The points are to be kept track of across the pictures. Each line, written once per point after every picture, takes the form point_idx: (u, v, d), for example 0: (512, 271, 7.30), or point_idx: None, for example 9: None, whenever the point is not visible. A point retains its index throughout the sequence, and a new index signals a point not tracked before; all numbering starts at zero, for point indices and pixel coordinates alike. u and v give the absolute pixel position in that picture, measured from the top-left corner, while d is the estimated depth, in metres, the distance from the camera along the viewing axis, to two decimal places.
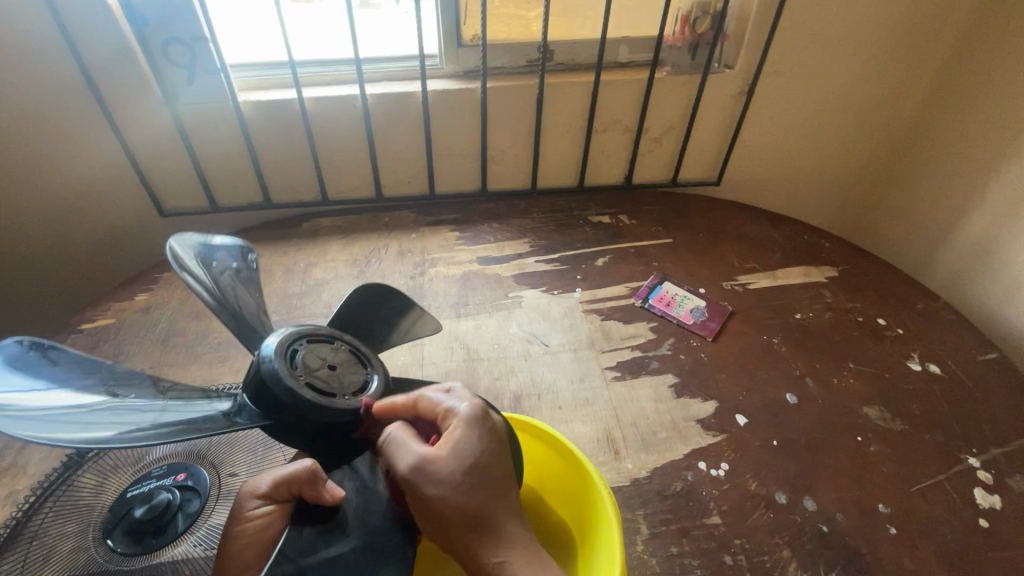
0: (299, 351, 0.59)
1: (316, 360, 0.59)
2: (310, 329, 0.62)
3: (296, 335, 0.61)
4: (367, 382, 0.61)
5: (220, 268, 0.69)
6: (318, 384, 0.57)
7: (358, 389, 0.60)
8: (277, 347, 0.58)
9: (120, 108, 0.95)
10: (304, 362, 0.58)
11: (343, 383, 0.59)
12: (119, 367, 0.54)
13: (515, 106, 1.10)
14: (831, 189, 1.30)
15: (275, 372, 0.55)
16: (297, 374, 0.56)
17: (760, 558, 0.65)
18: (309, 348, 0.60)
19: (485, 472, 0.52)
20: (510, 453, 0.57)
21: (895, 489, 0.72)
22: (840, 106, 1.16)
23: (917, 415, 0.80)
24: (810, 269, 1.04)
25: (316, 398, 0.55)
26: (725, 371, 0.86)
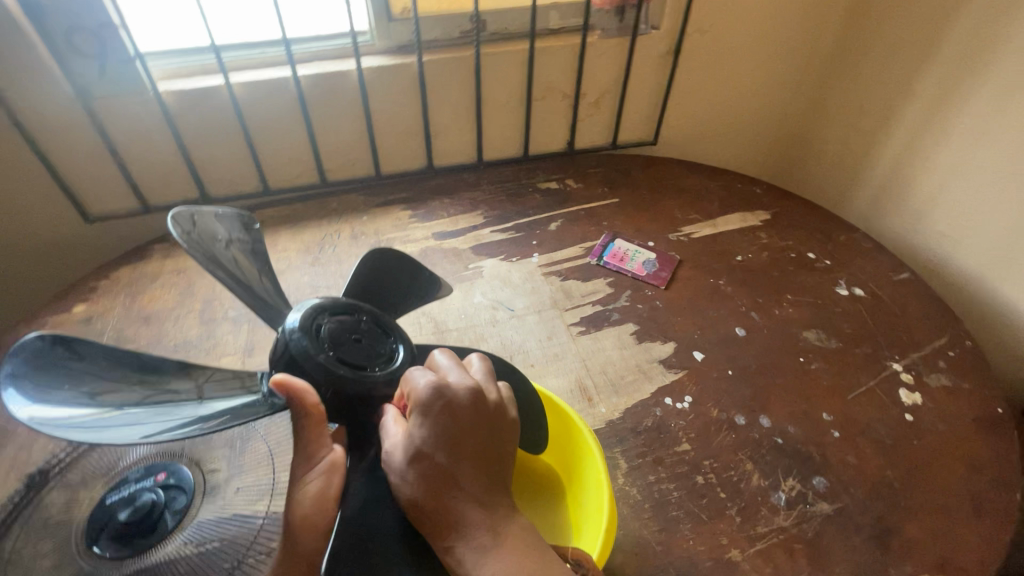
0: (325, 326, 0.58)
1: (343, 333, 0.59)
2: (331, 302, 0.61)
3: (319, 309, 0.60)
4: (394, 351, 0.61)
5: (229, 242, 0.64)
6: (348, 359, 0.57)
7: (389, 359, 0.60)
8: (303, 324, 0.58)
9: (26, 108, 0.88)
10: (331, 338, 0.58)
11: (372, 355, 0.59)
12: (146, 355, 0.51)
13: (453, 79, 1.09)
14: (758, 142, 1.39)
15: (305, 351, 0.56)
16: (326, 350, 0.57)
17: (727, 474, 0.72)
18: (333, 321, 0.59)
19: (430, 467, 0.51)
20: (485, 431, 0.53)
21: (835, 398, 0.81)
22: (759, 60, 1.24)
23: (848, 333, 0.90)
24: (745, 215, 1.12)
25: (350, 373, 0.56)
26: (680, 314, 0.92)
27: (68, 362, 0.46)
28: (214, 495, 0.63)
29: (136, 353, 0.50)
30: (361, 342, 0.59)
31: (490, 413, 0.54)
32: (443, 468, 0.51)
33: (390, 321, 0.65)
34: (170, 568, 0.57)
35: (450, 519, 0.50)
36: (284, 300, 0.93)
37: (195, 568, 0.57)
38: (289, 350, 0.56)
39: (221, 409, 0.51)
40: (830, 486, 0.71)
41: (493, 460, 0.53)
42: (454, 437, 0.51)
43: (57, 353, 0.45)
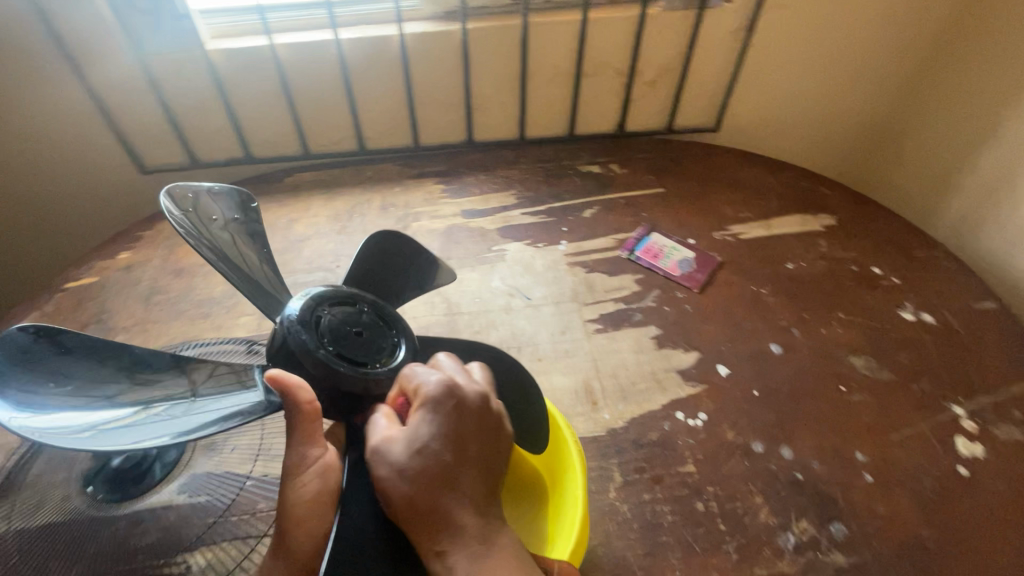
0: (325, 318, 0.58)
1: (343, 326, 0.58)
2: (331, 293, 0.60)
3: (319, 300, 0.59)
4: (395, 347, 0.59)
5: (223, 223, 0.66)
6: (348, 354, 0.56)
7: (392, 354, 0.59)
8: (302, 316, 0.57)
9: (88, 62, 0.92)
10: (332, 331, 0.57)
11: (374, 349, 0.58)
12: (139, 350, 0.50)
13: (498, 49, 1.04)
14: (839, 136, 1.22)
15: (304, 345, 0.55)
16: (325, 345, 0.56)
17: (732, 505, 0.66)
18: (335, 313, 0.59)
19: (432, 458, 0.49)
20: (486, 433, 0.52)
21: (875, 437, 0.72)
22: (850, 42, 1.08)
23: (904, 365, 0.79)
24: (806, 217, 1.00)
25: (350, 370, 0.55)
26: (710, 322, 0.84)
27: (51, 357, 0.46)
28: (208, 450, 0.65)
29: (125, 347, 0.50)
30: (363, 335, 0.58)
31: (494, 423, 0.53)
32: (443, 471, 0.49)
33: (395, 311, 0.64)
34: (159, 517, 0.60)
35: (440, 519, 0.48)
36: (306, 266, 0.94)
37: (183, 519, 0.61)
38: (289, 344, 0.55)
39: (202, 413, 0.48)
40: (850, 536, 0.64)
41: (491, 464, 0.52)
42: (456, 440, 0.50)
43: (43, 347, 0.46)
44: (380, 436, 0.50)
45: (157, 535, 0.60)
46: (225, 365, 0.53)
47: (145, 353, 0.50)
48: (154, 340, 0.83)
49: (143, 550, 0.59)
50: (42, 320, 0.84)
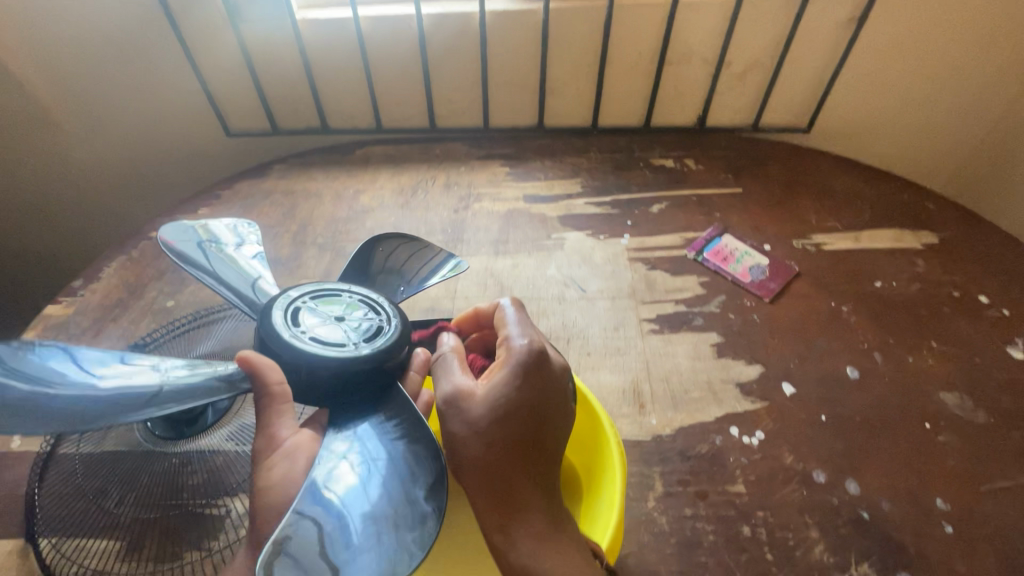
0: (302, 307, 0.58)
1: (320, 314, 0.57)
2: (312, 286, 0.60)
3: (297, 294, 0.59)
4: (376, 327, 0.57)
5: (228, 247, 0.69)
6: (321, 339, 0.55)
7: (371, 338, 0.56)
8: (279, 308, 0.57)
9: (188, 26, 0.97)
10: (307, 318, 0.56)
11: (353, 334, 0.56)
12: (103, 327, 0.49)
13: (579, 32, 1.00)
14: (950, 147, 1.09)
15: (277, 334, 0.54)
16: (302, 332, 0.55)
17: (783, 535, 0.60)
18: (315, 304, 0.58)
19: (512, 418, 0.49)
20: (564, 407, 0.53)
21: (962, 484, 0.63)
22: (980, 39, 0.95)
23: (1007, 409, 0.70)
24: (903, 233, 0.90)
25: (320, 353, 0.53)
26: (779, 336, 0.78)
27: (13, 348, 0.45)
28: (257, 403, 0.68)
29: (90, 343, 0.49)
30: (339, 322, 0.57)
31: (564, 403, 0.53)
32: (517, 440, 0.49)
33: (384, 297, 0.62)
34: (206, 460, 0.63)
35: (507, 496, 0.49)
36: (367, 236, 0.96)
37: (227, 465, 0.64)
38: (262, 332, 0.55)
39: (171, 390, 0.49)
40: None
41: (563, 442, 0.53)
42: (534, 413, 0.50)
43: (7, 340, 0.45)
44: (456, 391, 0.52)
45: (204, 476, 0.63)
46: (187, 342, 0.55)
47: (108, 332, 0.50)
48: (222, 293, 0.87)
49: (191, 488, 0.63)
50: (127, 265, 0.90)
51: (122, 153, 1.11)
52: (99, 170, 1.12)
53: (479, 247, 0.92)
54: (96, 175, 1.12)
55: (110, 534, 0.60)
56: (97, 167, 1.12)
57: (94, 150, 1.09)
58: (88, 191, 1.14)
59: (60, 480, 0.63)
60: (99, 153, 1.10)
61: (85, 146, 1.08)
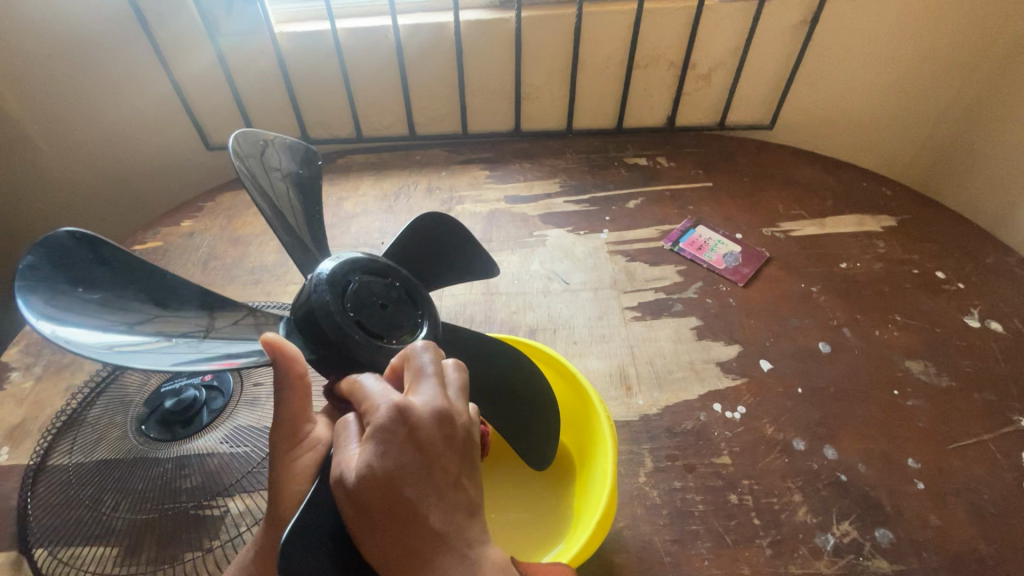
0: (353, 284, 0.52)
1: (369, 296, 0.52)
2: (367, 260, 0.54)
3: (351, 267, 0.53)
4: (417, 328, 0.54)
5: (284, 170, 0.62)
6: (368, 324, 0.50)
7: (411, 334, 0.53)
8: (331, 278, 0.51)
9: (168, 44, 0.99)
10: (356, 298, 0.51)
11: (395, 326, 0.52)
12: (170, 273, 0.47)
13: (551, 39, 1.03)
14: (904, 136, 1.16)
15: (323, 306, 0.49)
16: (348, 312, 0.50)
17: (768, 500, 0.63)
18: (366, 281, 0.53)
19: (394, 502, 0.40)
20: (452, 460, 0.43)
21: (930, 444, 0.68)
22: (923, 35, 1.02)
23: (967, 373, 0.74)
24: (865, 218, 0.95)
25: (367, 342, 0.49)
26: (755, 317, 0.82)
27: (91, 266, 0.42)
28: (250, 405, 0.67)
29: (160, 270, 0.46)
30: (386, 310, 0.52)
31: (461, 438, 0.44)
32: (396, 502, 0.40)
33: (426, 291, 0.58)
34: (202, 462, 0.63)
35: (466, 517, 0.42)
36: (352, 241, 0.97)
37: (224, 466, 0.63)
38: (309, 301, 0.50)
39: (229, 343, 0.46)
40: (896, 543, 0.60)
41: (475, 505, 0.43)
42: (412, 468, 0.41)
43: (82, 254, 0.42)
44: (338, 455, 0.44)
45: (200, 479, 0.62)
46: (237, 300, 0.52)
47: (173, 279, 0.47)
48: None
49: (187, 491, 0.62)
50: None
51: (102, 169, 1.11)
52: (78, 187, 1.12)
53: None
54: (75, 192, 1.12)
55: (106, 541, 0.60)
56: (76, 186, 1.11)
57: (73, 167, 1.09)
58: (68, 208, 1.14)
59: (50, 491, 0.63)
60: (77, 170, 1.09)
61: (63, 163, 1.08)
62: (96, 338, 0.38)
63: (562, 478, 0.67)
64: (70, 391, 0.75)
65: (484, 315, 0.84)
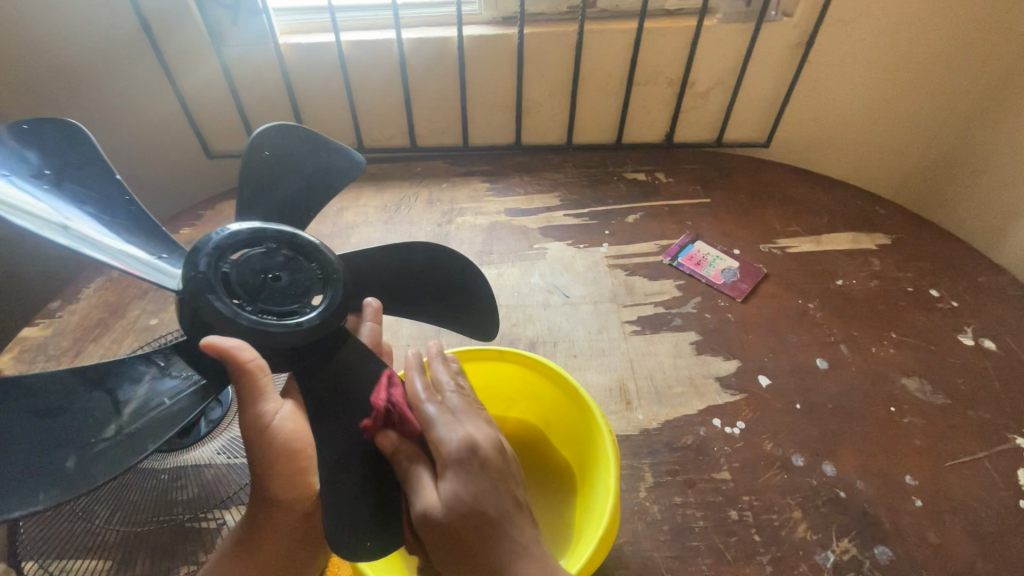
0: (232, 273, 0.48)
1: (251, 274, 0.49)
2: (226, 238, 0.49)
3: (214, 257, 0.48)
4: (321, 283, 0.52)
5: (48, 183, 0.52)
6: (273, 309, 0.49)
7: (320, 293, 0.52)
8: (207, 280, 0.47)
9: (175, 56, 1.00)
10: (246, 288, 0.48)
11: (299, 293, 0.51)
12: (35, 380, 0.42)
13: (552, 56, 1.05)
14: (896, 156, 1.18)
15: (223, 316, 0.47)
16: (246, 307, 0.48)
17: (768, 516, 0.63)
18: (243, 263, 0.49)
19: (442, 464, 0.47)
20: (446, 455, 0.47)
21: (928, 461, 0.68)
22: (918, 58, 1.04)
23: (962, 391, 0.75)
24: (859, 236, 0.96)
25: (282, 327, 0.49)
26: (753, 332, 0.82)
27: None
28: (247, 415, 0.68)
29: (26, 387, 0.41)
30: (278, 282, 0.50)
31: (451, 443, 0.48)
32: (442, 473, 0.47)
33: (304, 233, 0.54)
34: (198, 472, 0.64)
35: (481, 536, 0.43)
36: (353, 251, 0.97)
37: (220, 477, 0.64)
38: (199, 312, 0.47)
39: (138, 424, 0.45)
40: (895, 560, 0.61)
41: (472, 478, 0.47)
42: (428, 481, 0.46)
43: None
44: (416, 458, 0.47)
45: (196, 490, 0.63)
46: (134, 359, 0.47)
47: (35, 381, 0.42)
48: None
49: (182, 503, 0.62)
50: (108, 284, 0.89)
51: None
52: None
53: None
54: None
55: (97, 555, 0.59)
56: None
57: None
58: None
59: None
60: None
61: None
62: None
63: (562, 491, 0.70)
64: None
65: None
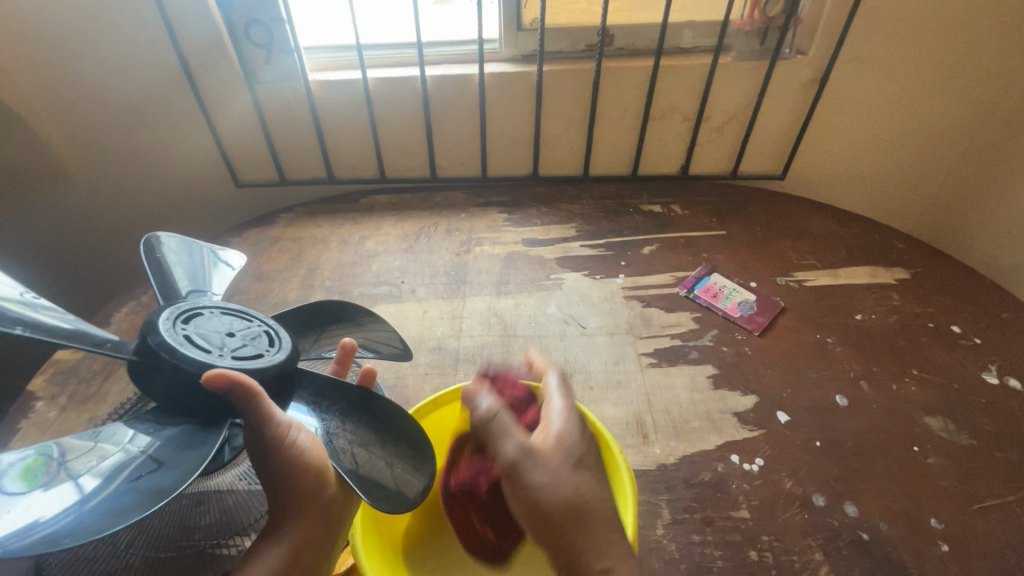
0: (190, 334, 0.55)
1: (212, 333, 0.56)
2: (175, 312, 0.57)
3: (169, 326, 0.55)
4: (273, 331, 0.60)
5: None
6: (237, 353, 0.55)
7: (274, 339, 0.59)
8: (171, 341, 0.53)
9: (211, 93, 1.05)
10: (206, 342, 0.55)
11: (258, 341, 0.58)
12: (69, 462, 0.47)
13: (570, 91, 1.08)
14: (913, 189, 1.19)
15: (194, 361, 0.52)
16: (216, 353, 0.54)
17: (789, 558, 0.62)
18: (196, 328, 0.56)
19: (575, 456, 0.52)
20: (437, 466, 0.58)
21: (953, 503, 0.67)
22: (930, 94, 1.05)
23: (988, 431, 0.74)
24: (878, 270, 0.96)
25: (251, 363, 0.54)
26: (770, 367, 0.82)
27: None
28: None
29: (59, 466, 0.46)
30: (235, 336, 0.57)
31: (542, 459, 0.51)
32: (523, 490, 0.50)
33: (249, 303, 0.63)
34: (220, 497, 0.65)
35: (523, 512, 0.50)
36: (374, 279, 0.99)
37: (240, 504, 0.65)
38: (170, 365, 0.52)
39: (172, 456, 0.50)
40: None
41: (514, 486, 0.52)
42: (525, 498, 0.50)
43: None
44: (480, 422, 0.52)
45: (217, 515, 0.64)
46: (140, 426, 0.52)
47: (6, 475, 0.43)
48: None
49: (203, 529, 0.63)
50: (138, 309, 0.92)
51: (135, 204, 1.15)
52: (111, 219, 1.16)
53: (482, 289, 0.96)
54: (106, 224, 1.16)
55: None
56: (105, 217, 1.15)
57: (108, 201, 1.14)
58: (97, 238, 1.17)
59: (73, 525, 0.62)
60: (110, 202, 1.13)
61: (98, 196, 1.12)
62: (45, 532, 0.40)
63: None
64: (93, 423, 0.76)
65: (501, 357, 0.85)
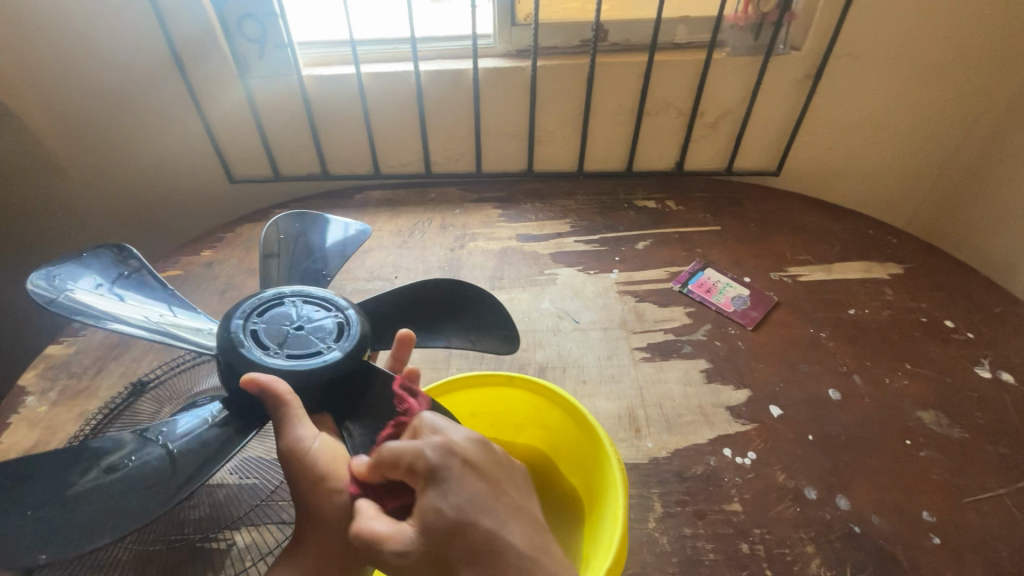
0: (258, 329, 0.55)
1: (277, 328, 0.55)
2: (249, 304, 0.57)
3: (241, 319, 0.55)
4: (341, 323, 0.57)
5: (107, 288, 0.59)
6: (297, 352, 0.54)
7: (338, 334, 0.56)
8: (235, 338, 0.53)
9: (204, 88, 1.05)
10: (272, 339, 0.54)
11: (321, 335, 0.56)
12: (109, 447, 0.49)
13: (564, 87, 1.07)
14: (907, 184, 1.19)
15: (252, 360, 0.52)
16: (273, 352, 0.53)
17: (780, 551, 0.62)
18: (266, 322, 0.56)
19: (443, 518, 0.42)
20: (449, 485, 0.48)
21: (945, 496, 0.67)
22: (925, 89, 1.05)
23: (981, 425, 0.74)
24: (872, 265, 0.96)
25: (307, 363, 0.52)
26: (764, 361, 0.82)
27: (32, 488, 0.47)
28: (262, 436, 0.71)
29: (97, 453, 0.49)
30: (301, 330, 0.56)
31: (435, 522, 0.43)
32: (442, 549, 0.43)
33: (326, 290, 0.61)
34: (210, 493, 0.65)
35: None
36: (367, 275, 0.98)
37: (231, 498, 0.65)
38: (233, 362, 0.52)
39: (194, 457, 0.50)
40: None
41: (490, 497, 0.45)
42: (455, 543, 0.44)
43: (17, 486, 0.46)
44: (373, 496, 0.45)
45: (206, 510, 0.64)
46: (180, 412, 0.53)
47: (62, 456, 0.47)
48: None
49: (194, 523, 0.63)
50: None
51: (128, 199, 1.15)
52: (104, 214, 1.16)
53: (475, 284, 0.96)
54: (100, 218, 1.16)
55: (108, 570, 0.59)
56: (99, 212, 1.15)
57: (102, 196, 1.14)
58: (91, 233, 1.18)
59: None
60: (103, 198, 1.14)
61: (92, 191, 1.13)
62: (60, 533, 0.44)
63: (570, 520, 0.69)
64: (84, 417, 0.75)
65: None
